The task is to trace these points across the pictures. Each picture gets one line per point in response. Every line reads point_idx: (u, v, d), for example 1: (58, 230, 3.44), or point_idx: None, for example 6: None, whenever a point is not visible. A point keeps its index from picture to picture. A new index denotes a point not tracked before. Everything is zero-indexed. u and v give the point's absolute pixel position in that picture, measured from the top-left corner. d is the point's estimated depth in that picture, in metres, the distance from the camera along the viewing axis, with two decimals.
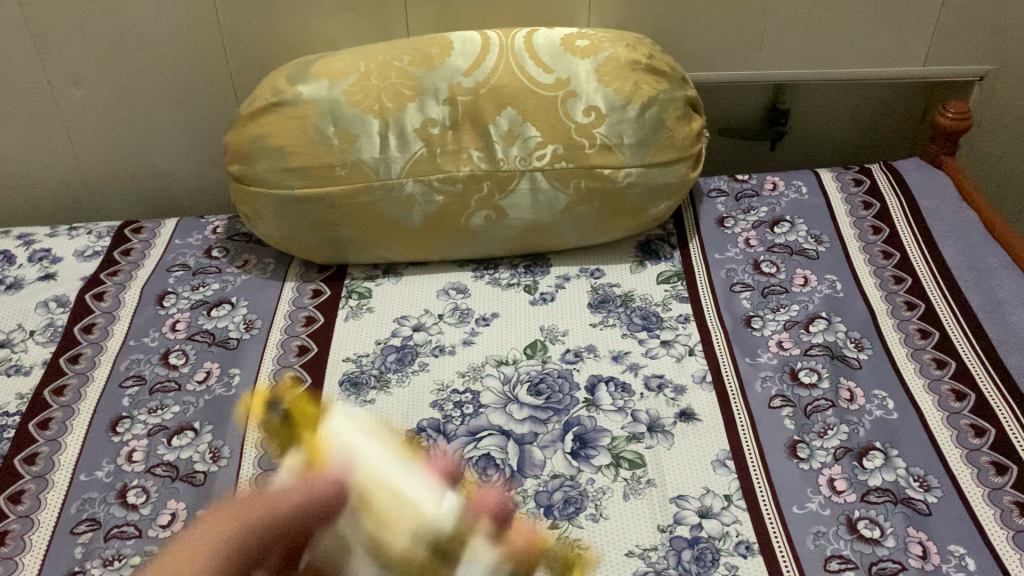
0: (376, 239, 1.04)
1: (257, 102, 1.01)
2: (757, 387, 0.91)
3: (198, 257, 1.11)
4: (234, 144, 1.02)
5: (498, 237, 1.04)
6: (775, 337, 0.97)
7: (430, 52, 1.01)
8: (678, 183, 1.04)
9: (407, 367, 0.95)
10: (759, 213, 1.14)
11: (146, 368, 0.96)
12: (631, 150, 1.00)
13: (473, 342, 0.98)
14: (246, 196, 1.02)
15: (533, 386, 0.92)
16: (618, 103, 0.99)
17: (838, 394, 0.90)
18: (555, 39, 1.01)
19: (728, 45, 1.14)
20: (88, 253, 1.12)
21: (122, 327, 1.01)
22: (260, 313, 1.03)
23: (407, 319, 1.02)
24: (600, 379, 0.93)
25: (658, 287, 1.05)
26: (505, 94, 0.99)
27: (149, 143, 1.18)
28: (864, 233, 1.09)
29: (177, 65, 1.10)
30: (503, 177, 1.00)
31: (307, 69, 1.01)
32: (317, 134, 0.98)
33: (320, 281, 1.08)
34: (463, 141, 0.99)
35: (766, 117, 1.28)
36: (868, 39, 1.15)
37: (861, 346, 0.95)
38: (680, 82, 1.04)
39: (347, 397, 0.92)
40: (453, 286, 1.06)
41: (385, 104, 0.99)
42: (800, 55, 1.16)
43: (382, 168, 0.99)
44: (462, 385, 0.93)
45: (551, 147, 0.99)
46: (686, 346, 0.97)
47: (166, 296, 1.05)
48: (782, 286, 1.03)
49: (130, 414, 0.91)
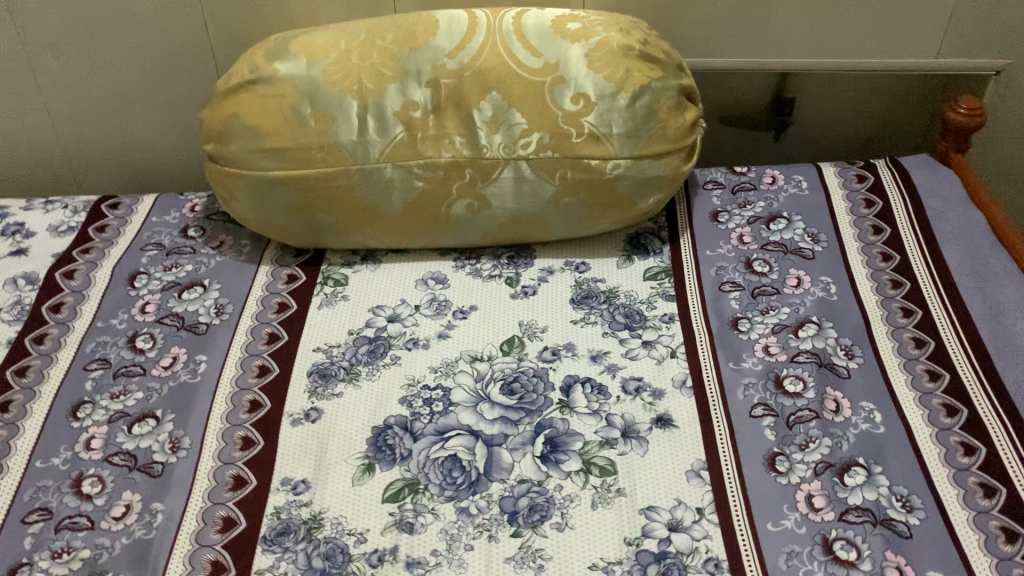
0: (355, 223, 1.00)
1: (232, 79, 0.97)
2: (739, 394, 0.87)
3: (173, 235, 1.08)
4: (209, 121, 0.97)
5: (481, 226, 1.01)
6: (762, 341, 0.93)
7: (415, 31, 0.96)
8: (670, 176, 0.99)
9: (378, 359, 0.92)
10: (756, 208, 1.09)
11: (112, 351, 0.94)
12: (620, 140, 0.95)
13: (448, 336, 0.94)
14: (221, 176, 0.98)
15: (506, 384, 0.89)
16: (608, 90, 0.94)
17: (824, 405, 0.86)
18: (546, 20, 0.97)
19: (733, 28, 1.09)
20: (63, 228, 1.08)
21: (91, 307, 0.98)
22: (232, 297, 0.99)
23: (382, 309, 0.98)
24: (577, 379, 0.89)
25: (644, 283, 1.00)
26: (490, 78, 0.95)
27: (129, 116, 1.14)
28: (863, 233, 1.05)
29: (157, 37, 1.06)
30: (486, 165, 0.96)
31: (286, 46, 0.97)
32: (293, 114, 0.94)
33: (296, 265, 1.04)
34: (446, 126, 0.96)
35: (771, 107, 1.23)
36: (880, 29, 1.09)
37: (852, 354, 0.91)
38: (676, 70, 0.98)
39: (315, 388, 0.90)
40: (433, 275, 1.02)
41: (365, 85, 0.94)
42: (808, 43, 1.11)
43: (361, 152, 0.95)
44: (434, 381, 0.90)
45: (536, 136, 0.95)
46: (668, 348, 0.92)
47: (138, 276, 1.02)
48: (774, 286, 0.99)
49: (92, 399, 0.89)
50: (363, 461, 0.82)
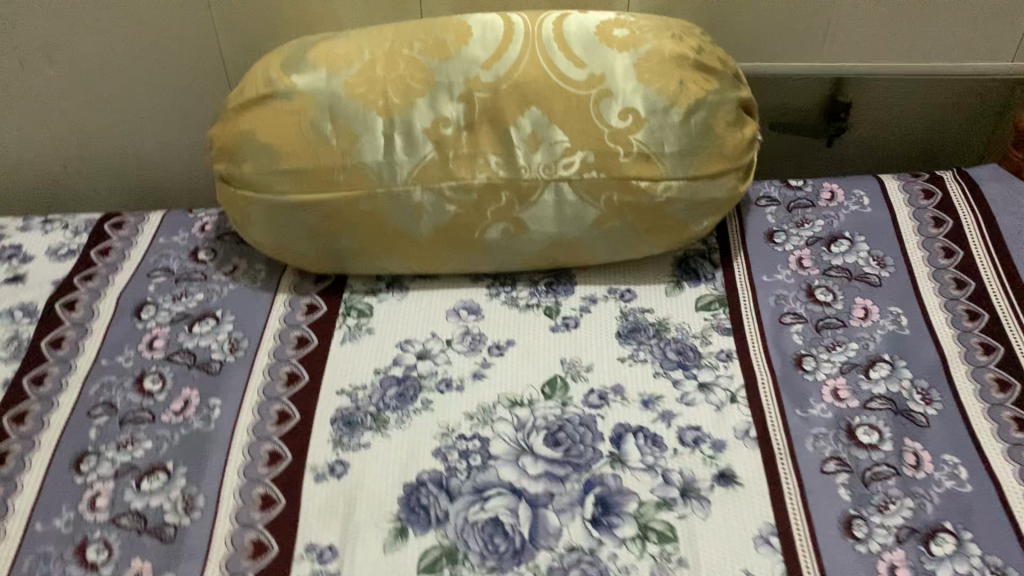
0: (380, 249, 0.91)
1: (245, 93, 0.88)
2: (808, 446, 0.79)
3: (183, 259, 0.99)
4: (220, 138, 0.89)
5: (518, 252, 0.92)
6: (830, 383, 0.84)
7: (445, 39, 0.87)
8: (727, 198, 0.90)
9: (408, 404, 0.84)
10: (815, 227, 1.00)
11: (118, 394, 0.86)
12: (672, 159, 0.86)
13: (484, 377, 0.86)
14: (233, 199, 0.90)
15: (551, 435, 0.81)
16: (660, 105, 0.85)
17: (903, 460, 0.78)
18: (589, 26, 0.88)
19: (790, 29, 1.00)
20: (62, 252, 1.00)
21: (94, 342, 0.90)
22: (247, 330, 0.91)
23: (411, 344, 0.90)
24: (628, 429, 0.81)
25: (697, 314, 0.92)
26: (529, 91, 0.85)
27: (133, 127, 1.06)
28: (933, 256, 0.96)
29: (163, 42, 0.98)
30: (524, 187, 0.87)
31: (303, 56, 0.88)
32: (312, 132, 0.85)
33: (315, 293, 0.96)
34: (480, 144, 0.87)
35: (825, 111, 1.14)
36: (950, 29, 1.00)
37: (930, 398, 0.83)
38: (734, 80, 0.89)
39: (340, 438, 0.82)
40: (465, 305, 0.94)
41: (390, 99, 0.85)
42: (871, 46, 1.02)
43: (387, 173, 0.86)
44: (471, 430, 0.81)
45: (580, 155, 0.86)
46: (728, 391, 0.84)
47: (145, 307, 0.94)
48: (839, 319, 0.90)
49: (97, 450, 0.81)
50: (395, 525, 0.74)
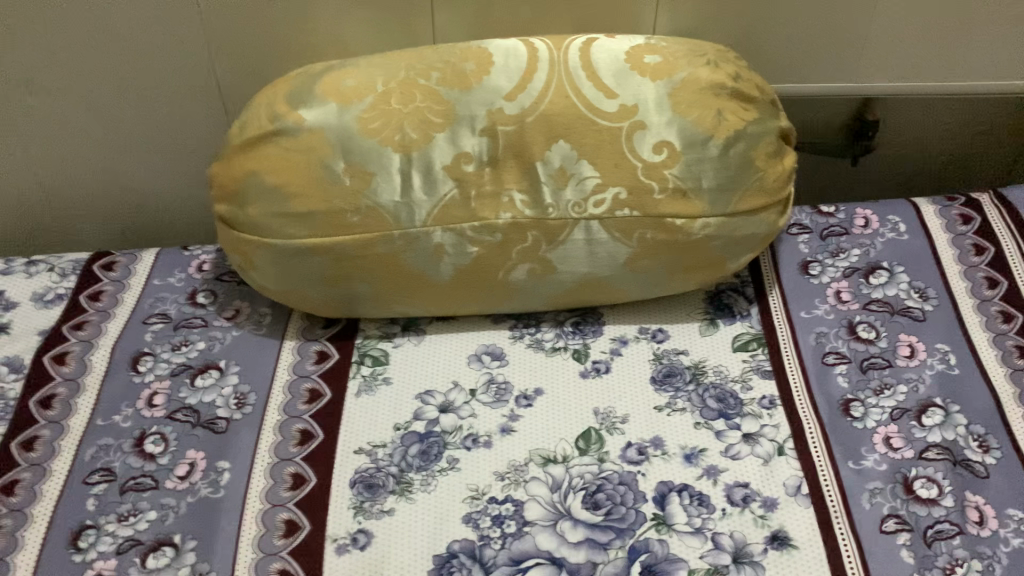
0: (396, 292, 0.85)
1: (249, 128, 0.81)
2: (864, 503, 0.74)
3: (180, 303, 0.93)
4: (223, 178, 0.82)
5: (544, 292, 0.86)
6: (882, 431, 0.79)
7: (465, 68, 0.81)
8: (766, 233, 0.85)
9: (433, 464, 0.78)
10: (851, 256, 0.96)
11: (116, 458, 0.79)
12: (710, 195, 0.81)
13: (513, 431, 0.80)
14: (237, 242, 0.83)
15: (589, 496, 0.75)
16: (698, 137, 0.79)
17: (966, 516, 0.73)
18: (619, 53, 0.82)
19: (820, 50, 0.97)
20: (49, 297, 0.93)
21: (88, 400, 0.83)
22: (254, 383, 0.85)
23: (432, 395, 0.84)
24: (672, 487, 0.76)
25: (735, 356, 0.87)
26: (557, 124, 0.79)
27: (123, 159, 0.99)
28: (977, 287, 0.91)
29: (156, 75, 0.91)
30: (552, 226, 0.81)
31: (311, 88, 0.81)
32: (324, 172, 0.79)
33: (325, 339, 0.90)
34: (504, 180, 0.80)
35: (852, 131, 1.09)
36: (985, 49, 0.97)
37: (988, 446, 0.78)
38: (772, 108, 0.84)
39: (361, 503, 0.75)
40: (487, 349, 0.88)
41: (408, 134, 0.79)
42: (903, 66, 0.99)
43: (405, 214, 0.80)
44: (502, 492, 0.75)
45: (612, 191, 0.80)
46: (774, 443, 0.79)
47: (142, 359, 0.87)
48: (885, 358, 0.85)
49: (96, 523, 0.74)
50: None
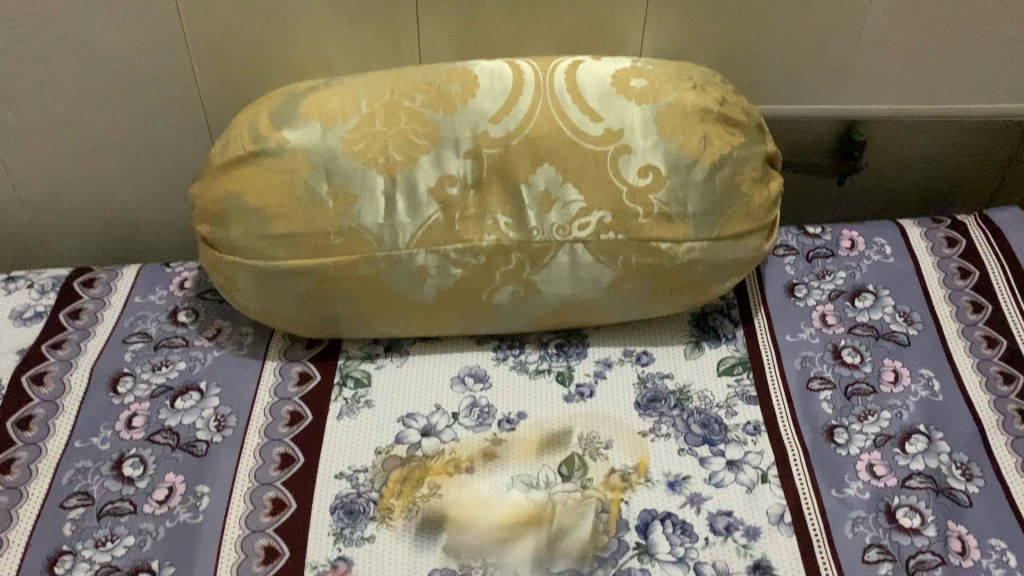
0: (379, 314, 0.85)
1: (231, 148, 0.81)
2: (846, 532, 0.74)
3: (162, 322, 0.92)
4: (204, 199, 0.81)
5: (528, 314, 0.86)
6: (865, 458, 0.79)
7: (450, 89, 0.81)
8: (751, 257, 0.85)
9: (414, 490, 0.77)
10: (836, 279, 0.96)
11: (94, 482, 0.78)
12: (696, 220, 0.80)
13: (495, 456, 0.80)
14: (218, 263, 0.82)
15: (572, 524, 0.74)
16: (683, 162, 0.79)
17: (948, 546, 0.72)
18: (605, 76, 0.81)
19: (805, 72, 0.97)
20: (28, 315, 0.93)
21: (66, 421, 0.82)
22: (235, 405, 0.84)
23: (415, 419, 0.83)
24: (655, 515, 0.75)
25: (719, 380, 0.87)
26: (542, 147, 0.79)
27: (105, 174, 0.99)
28: (961, 311, 0.91)
29: (138, 92, 0.91)
30: (536, 249, 0.80)
31: (294, 108, 0.81)
32: (307, 193, 0.78)
33: (307, 359, 0.89)
34: (488, 203, 0.80)
35: (838, 151, 1.09)
36: (969, 72, 0.97)
37: (970, 474, 0.77)
38: (758, 132, 0.84)
39: (341, 530, 0.74)
40: (471, 371, 0.88)
41: (391, 156, 0.78)
42: (887, 88, 0.99)
43: (388, 236, 0.79)
44: (484, 519, 0.75)
45: (597, 215, 0.79)
46: (757, 470, 0.78)
47: (122, 379, 0.86)
48: (869, 384, 0.85)
49: (73, 549, 0.73)
50: None
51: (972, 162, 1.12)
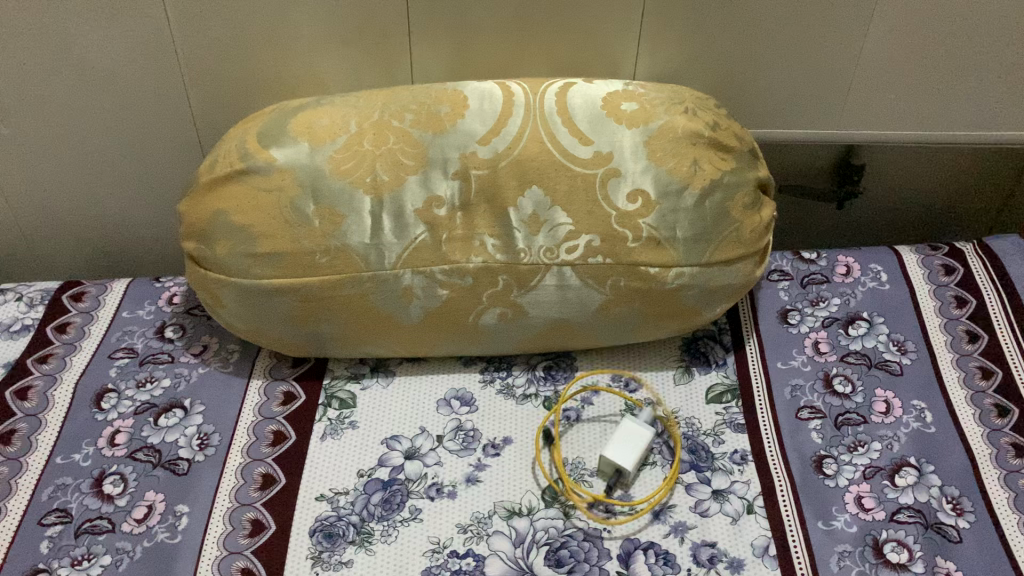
0: (364, 334, 0.84)
1: (219, 166, 0.81)
2: (832, 566, 0.72)
3: (148, 337, 0.93)
4: (191, 216, 0.81)
5: (515, 337, 0.85)
6: (854, 490, 0.78)
7: (439, 110, 0.80)
8: (741, 283, 0.84)
9: (394, 513, 0.76)
10: (830, 305, 0.95)
11: (74, 499, 0.77)
12: (685, 245, 0.79)
13: (478, 481, 0.79)
14: (204, 281, 0.82)
15: (552, 552, 0.73)
16: (672, 186, 0.78)
17: None
18: (596, 98, 0.81)
19: (801, 97, 0.96)
20: (16, 327, 0.93)
21: (48, 437, 0.82)
22: (218, 423, 0.84)
23: (398, 441, 0.83)
24: (637, 544, 0.74)
25: (708, 407, 0.86)
26: (531, 169, 0.78)
27: (97, 187, 0.99)
28: (956, 340, 0.90)
29: (130, 107, 0.92)
30: (524, 271, 0.79)
31: (283, 127, 0.81)
32: (293, 212, 0.78)
33: (293, 378, 0.89)
34: (475, 224, 0.79)
35: (837, 175, 1.09)
36: (967, 99, 0.96)
37: (962, 509, 0.76)
38: (750, 158, 0.84)
39: (319, 554, 0.73)
40: (457, 394, 0.87)
41: (379, 176, 0.78)
42: (882, 113, 0.98)
43: (374, 256, 0.78)
44: (464, 546, 0.74)
45: (585, 238, 0.78)
46: (743, 500, 0.77)
47: (106, 395, 0.86)
48: (859, 414, 0.84)
49: (49, 567, 0.72)
50: None
51: (972, 190, 1.11)
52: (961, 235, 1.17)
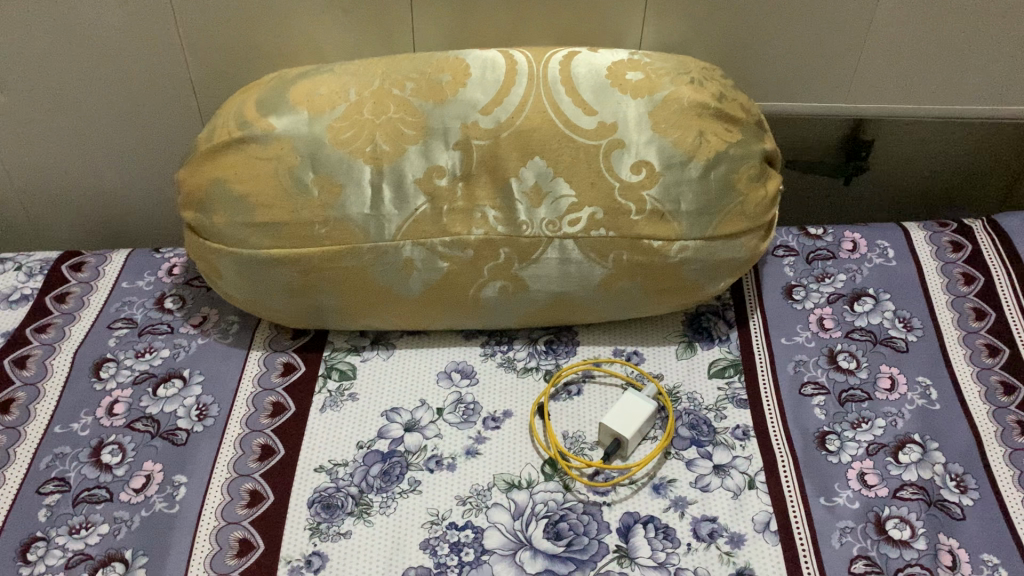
0: (364, 306, 0.83)
1: (217, 135, 0.80)
2: (834, 542, 0.71)
3: (148, 308, 0.92)
4: (189, 185, 0.80)
5: (516, 310, 0.84)
6: (857, 467, 0.77)
7: (440, 79, 0.79)
8: (746, 258, 0.83)
9: (393, 485, 0.76)
10: (835, 282, 0.94)
11: (72, 468, 0.77)
12: (689, 218, 0.78)
13: (478, 454, 0.78)
14: (203, 251, 0.81)
15: (551, 526, 0.73)
16: (677, 158, 0.77)
17: (938, 560, 0.70)
18: (600, 68, 0.80)
19: (810, 70, 0.95)
20: (15, 297, 0.93)
21: (47, 406, 0.82)
22: (217, 394, 0.83)
23: (398, 414, 0.82)
24: (637, 518, 0.74)
25: (710, 383, 0.85)
26: (534, 140, 0.77)
27: (97, 156, 0.99)
28: (963, 318, 0.88)
29: (128, 76, 0.91)
30: (525, 244, 0.78)
31: (282, 95, 0.79)
32: (292, 182, 0.77)
33: (293, 351, 0.88)
34: (476, 195, 0.78)
35: (845, 150, 1.07)
36: (979, 74, 0.95)
37: (965, 486, 0.75)
38: (756, 130, 0.82)
39: (317, 524, 0.73)
40: (458, 367, 0.87)
41: (379, 146, 0.77)
42: (892, 87, 0.97)
43: (374, 227, 0.77)
44: (463, 518, 0.73)
45: (588, 211, 0.77)
46: (745, 475, 0.77)
47: (105, 365, 0.86)
48: (864, 390, 0.83)
49: (47, 536, 0.72)
50: None
51: (983, 167, 1.09)
52: (972, 213, 1.16)
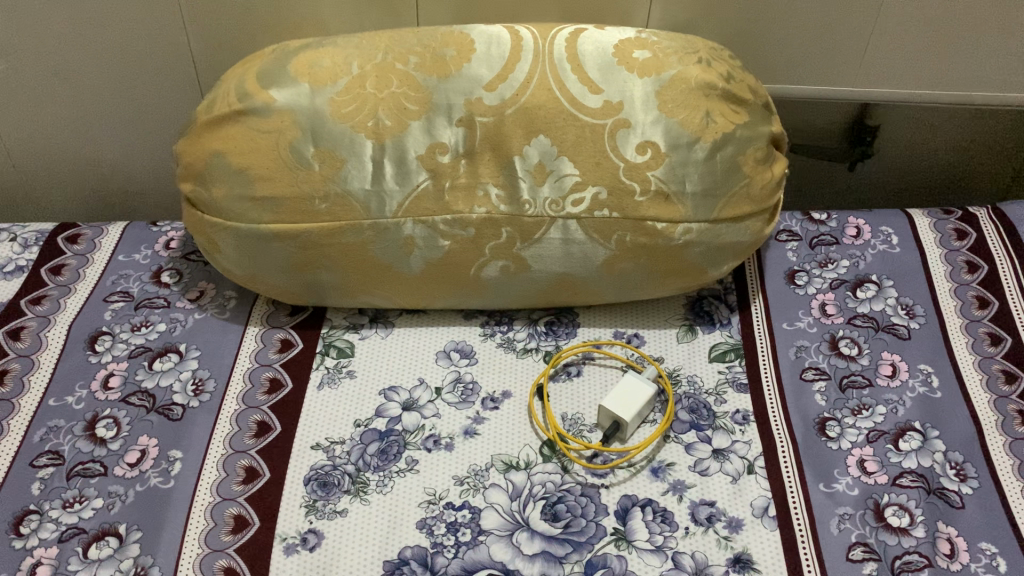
0: (364, 284, 0.82)
1: (218, 106, 0.78)
2: (832, 528, 0.71)
3: (145, 282, 0.91)
4: (188, 157, 0.79)
5: (517, 289, 0.83)
6: (857, 453, 0.77)
7: (445, 54, 0.77)
8: (750, 241, 0.82)
9: (391, 464, 0.75)
10: (838, 268, 0.93)
11: (66, 441, 0.76)
12: (694, 200, 0.77)
13: (477, 433, 0.78)
14: (201, 224, 0.80)
15: (549, 507, 0.72)
16: (683, 138, 0.76)
17: (936, 548, 0.69)
18: (607, 46, 0.78)
19: (817, 53, 0.93)
20: (9, 268, 0.92)
21: (41, 378, 0.81)
22: (214, 369, 0.83)
23: (396, 393, 0.81)
24: (635, 502, 0.73)
25: (711, 367, 0.84)
26: (539, 118, 0.75)
27: (94, 127, 0.97)
28: (966, 306, 0.88)
29: (126, 46, 0.89)
30: (527, 223, 0.77)
31: (284, 67, 0.78)
32: (292, 155, 0.75)
33: (290, 327, 0.87)
34: (480, 173, 0.77)
35: (850, 135, 1.06)
36: (988, 60, 0.94)
37: (965, 475, 0.75)
38: (763, 112, 0.81)
39: (313, 502, 0.72)
40: (457, 347, 0.86)
41: (381, 121, 0.75)
42: (900, 72, 0.95)
43: (375, 204, 0.76)
44: (460, 497, 0.73)
45: (592, 190, 0.76)
46: (744, 460, 0.76)
47: (100, 338, 0.85)
48: (865, 376, 0.83)
49: (40, 509, 0.71)
50: None
51: (987, 155, 1.08)
52: (973, 201, 1.15)
